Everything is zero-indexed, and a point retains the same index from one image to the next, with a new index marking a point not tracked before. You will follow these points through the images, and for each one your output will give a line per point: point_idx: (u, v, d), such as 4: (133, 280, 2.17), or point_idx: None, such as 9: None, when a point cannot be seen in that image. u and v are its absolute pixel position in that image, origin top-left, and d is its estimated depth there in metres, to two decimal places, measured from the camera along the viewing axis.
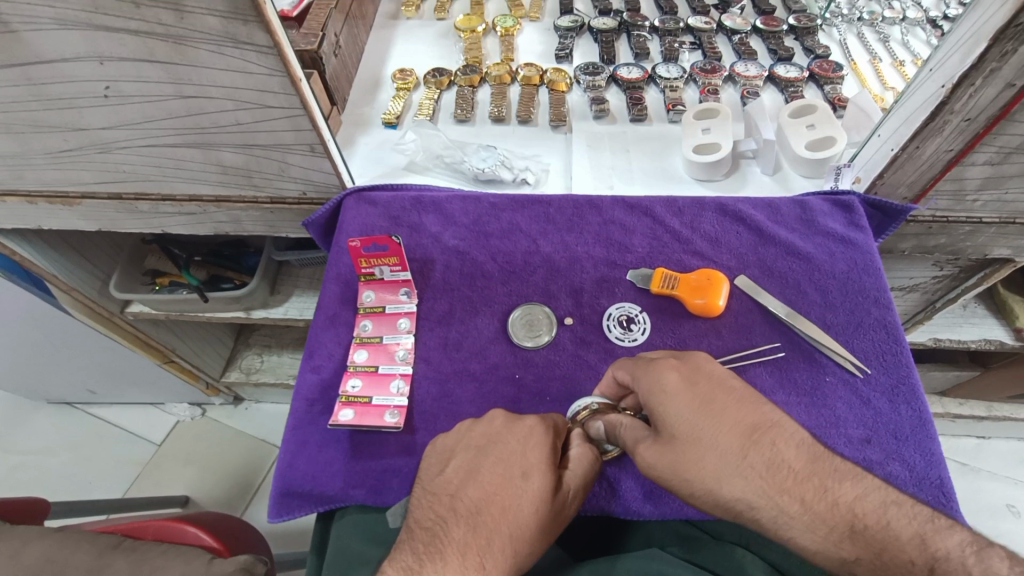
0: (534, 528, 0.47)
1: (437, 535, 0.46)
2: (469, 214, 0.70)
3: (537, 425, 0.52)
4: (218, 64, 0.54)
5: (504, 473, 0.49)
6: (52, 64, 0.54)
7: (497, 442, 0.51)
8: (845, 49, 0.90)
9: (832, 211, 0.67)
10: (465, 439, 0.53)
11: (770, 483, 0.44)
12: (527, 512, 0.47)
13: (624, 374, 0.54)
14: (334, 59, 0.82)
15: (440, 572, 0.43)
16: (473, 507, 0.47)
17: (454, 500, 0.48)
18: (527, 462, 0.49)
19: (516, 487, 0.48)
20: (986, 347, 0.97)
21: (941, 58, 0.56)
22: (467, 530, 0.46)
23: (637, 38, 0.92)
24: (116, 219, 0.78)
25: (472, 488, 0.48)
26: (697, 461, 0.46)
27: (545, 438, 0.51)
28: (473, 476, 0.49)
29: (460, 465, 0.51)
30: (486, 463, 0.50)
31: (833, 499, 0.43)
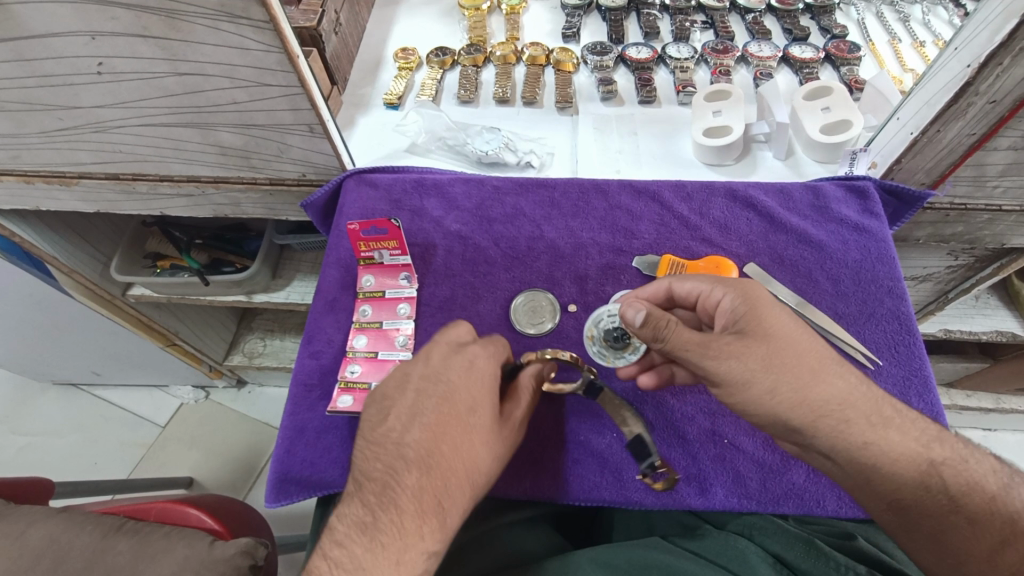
0: (487, 459, 0.48)
1: (387, 486, 0.45)
2: (472, 198, 0.68)
3: (477, 359, 0.51)
4: (212, 40, 0.52)
5: (450, 414, 0.48)
6: (41, 39, 0.53)
7: (436, 379, 0.50)
8: (863, 28, 0.87)
9: (846, 198, 0.65)
10: (405, 376, 0.51)
11: (840, 407, 0.46)
12: (477, 449, 0.47)
13: (693, 285, 0.54)
14: (334, 37, 0.80)
15: (395, 521, 0.44)
16: (420, 452, 0.46)
17: (400, 446, 0.46)
18: (472, 399, 0.49)
19: (464, 427, 0.48)
20: (998, 338, 0.95)
21: (966, 37, 0.53)
22: (422, 476, 0.45)
23: (647, 16, 0.89)
24: (114, 200, 0.76)
25: (416, 433, 0.47)
26: (777, 363, 0.47)
27: (485, 373, 0.51)
28: (417, 419, 0.48)
29: (402, 408, 0.48)
30: (427, 404, 0.48)
31: (895, 428, 0.46)
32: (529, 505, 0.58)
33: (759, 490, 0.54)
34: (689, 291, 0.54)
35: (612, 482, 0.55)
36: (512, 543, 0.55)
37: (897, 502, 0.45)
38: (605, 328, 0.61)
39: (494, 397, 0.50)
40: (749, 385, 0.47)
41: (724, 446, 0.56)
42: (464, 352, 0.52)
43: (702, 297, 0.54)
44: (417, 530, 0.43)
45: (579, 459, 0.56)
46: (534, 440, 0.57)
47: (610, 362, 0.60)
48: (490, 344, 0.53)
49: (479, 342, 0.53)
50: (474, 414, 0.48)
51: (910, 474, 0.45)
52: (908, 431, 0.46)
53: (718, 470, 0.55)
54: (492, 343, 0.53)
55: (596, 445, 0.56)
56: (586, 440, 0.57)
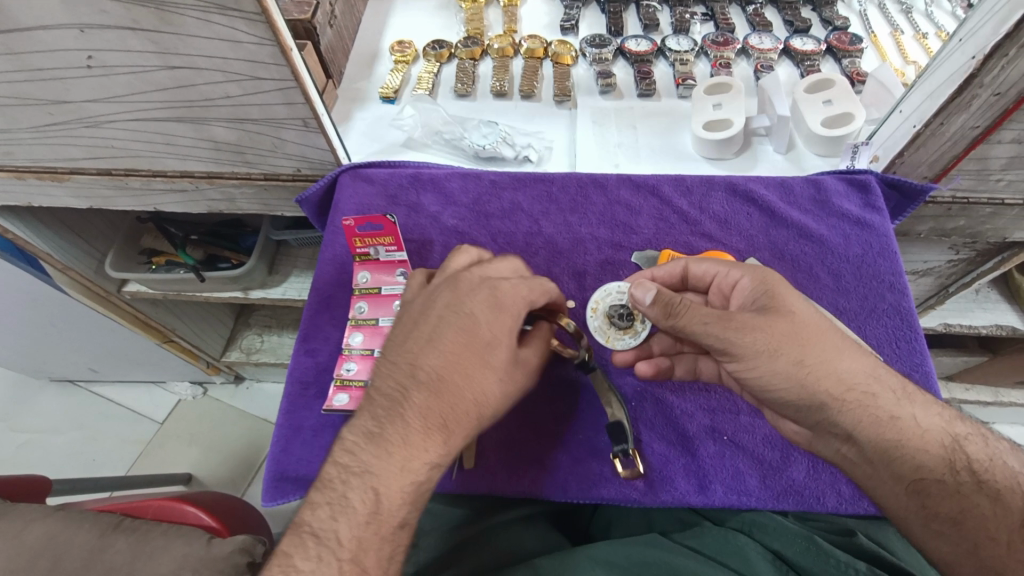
0: (497, 394, 0.47)
1: (397, 401, 0.45)
2: (469, 193, 0.68)
3: (508, 294, 0.49)
4: (204, 32, 0.51)
5: (469, 344, 0.47)
6: (30, 32, 0.52)
7: (461, 311, 0.48)
8: (864, 20, 0.86)
9: (848, 192, 0.64)
10: (431, 304, 0.50)
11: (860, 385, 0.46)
12: (489, 382, 0.46)
13: (707, 268, 0.55)
14: (329, 30, 0.79)
15: (401, 434, 0.44)
16: (434, 375, 0.46)
17: (414, 367, 0.46)
18: (491, 334, 0.47)
19: (480, 360, 0.46)
20: (998, 332, 0.94)
21: (972, 28, 0.52)
22: (430, 397, 0.45)
23: (646, 8, 0.88)
24: (108, 196, 0.75)
25: (432, 356, 0.46)
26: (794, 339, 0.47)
27: (514, 308, 0.49)
28: (435, 344, 0.47)
29: (421, 332, 0.48)
30: (448, 332, 0.47)
31: (916, 413, 0.46)
32: (527, 503, 0.58)
33: (758, 487, 0.53)
34: (705, 272, 0.55)
35: (611, 480, 0.54)
36: (508, 543, 0.54)
37: (918, 483, 0.44)
38: (612, 304, 0.61)
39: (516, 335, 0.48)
40: (774, 355, 0.46)
41: (724, 443, 0.55)
42: (493, 286, 0.49)
43: (717, 278, 0.55)
44: (420, 443, 0.44)
45: (578, 458, 0.55)
46: (532, 437, 0.56)
47: (608, 342, 0.60)
48: (525, 284, 0.50)
49: (514, 279, 0.50)
50: (492, 348, 0.47)
51: (932, 458, 0.44)
52: (921, 419, 0.45)
53: (718, 467, 0.54)
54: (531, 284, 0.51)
55: (595, 443, 0.56)
56: (584, 438, 0.56)
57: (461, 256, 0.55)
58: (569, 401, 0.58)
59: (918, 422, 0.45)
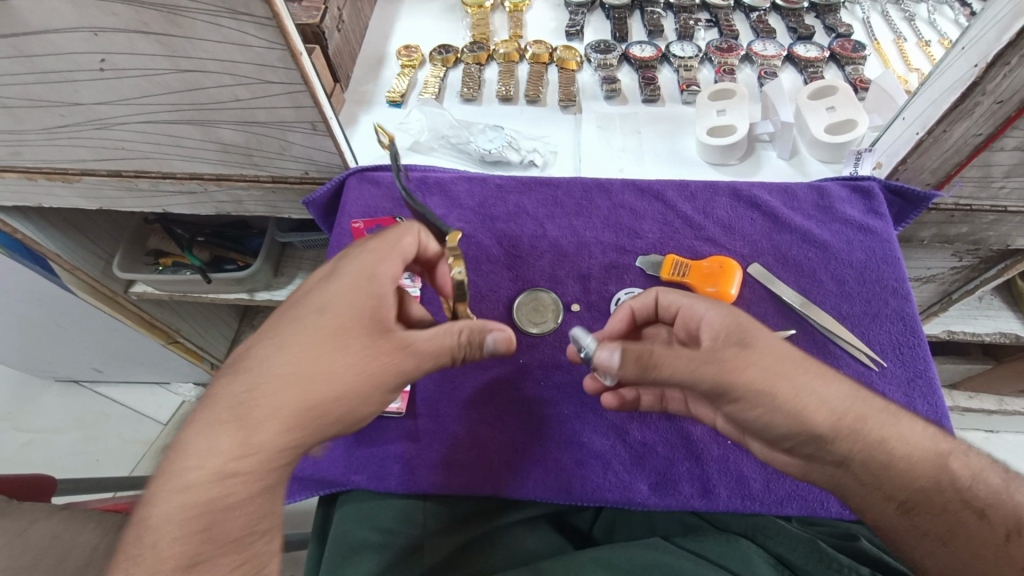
0: (332, 368, 0.42)
1: (218, 390, 0.40)
2: (475, 196, 0.68)
3: (360, 268, 0.46)
4: (215, 36, 0.52)
5: (314, 323, 0.43)
6: (43, 35, 0.52)
7: (315, 293, 0.45)
8: (868, 28, 0.86)
9: (851, 198, 0.65)
10: (293, 296, 0.46)
11: (860, 411, 0.44)
12: (338, 361, 0.42)
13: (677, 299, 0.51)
14: (337, 34, 0.80)
15: (207, 428, 0.38)
16: (266, 360, 0.41)
17: (241, 356, 0.42)
18: (331, 302, 0.44)
19: (325, 340, 0.42)
20: (1002, 339, 0.94)
21: (973, 36, 0.53)
22: (237, 380, 0.41)
23: (651, 15, 0.89)
24: (117, 197, 0.76)
25: (259, 342, 0.42)
26: (792, 372, 0.44)
27: (363, 284, 0.45)
28: (274, 325, 0.43)
29: (272, 318, 0.45)
30: (295, 315, 0.44)
31: (902, 433, 0.44)
32: (531, 504, 0.58)
33: (763, 491, 0.53)
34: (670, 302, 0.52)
35: (616, 484, 0.54)
36: (511, 545, 0.54)
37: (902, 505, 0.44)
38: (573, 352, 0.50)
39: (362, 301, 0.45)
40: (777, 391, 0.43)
41: (729, 447, 0.55)
42: (351, 257, 0.47)
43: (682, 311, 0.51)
44: (226, 459, 0.38)
45: (582, 460, 0.55)
46: (536, 440, 0.57)
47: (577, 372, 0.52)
48: (375, 243, 0.48)
49: (370, 244, 0.48)
50: (343, 329, 0.43)
51: (916, 483, 0.44)
52: (909, 437, 0.44)
53: (721, 471, 0.54)
54: (379, 246, 0.48)
55: (599, 446, 0.56)
56: (588, 440, 0.56)
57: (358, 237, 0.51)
58: (574, 404, 0.58)
59: (909, 446, 0.44)
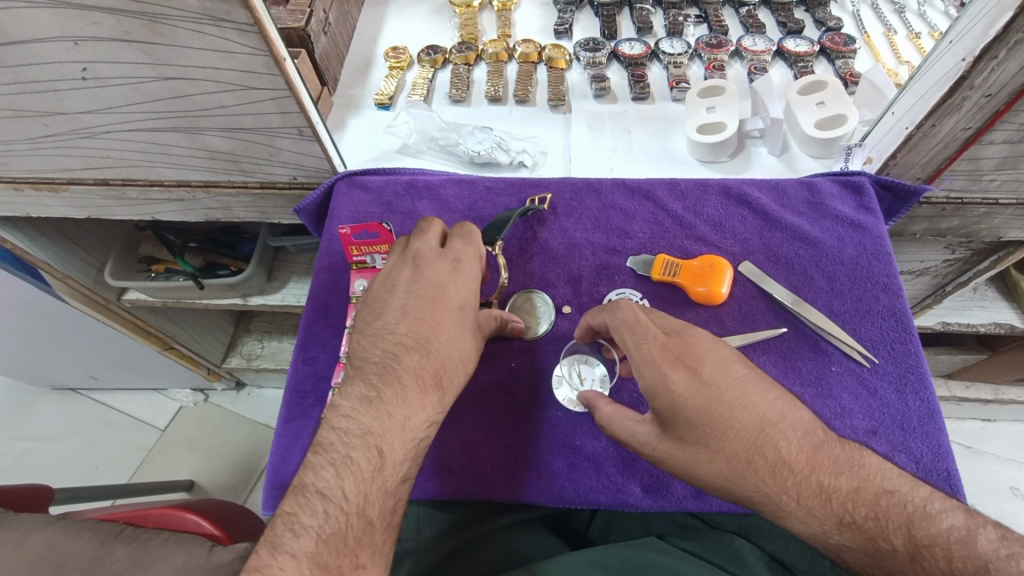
0: (471, 347, 0.52)
1: (388, 364, 0.48)
2: (464, 199, 0.68)
3: (463, 260, 0.54)
4: (197, 44, 0.52)
5: (440, 308, 0.51)
6: (24, 45, 0.52)
7: (424, 280, 0.52)
8: (858, 21, 0.86)
9: (842, 194, 0.65)
10: (393, 284, 0.53)
11: (780, 480, 0.44)
12: (466, 340, 0.51)
13: (619, 342, 0.50)
14: (324, 38, 0.79)
15: (399, 394, 0.47)
16: (419, 337, 0.49)
17: (395, 337, 0.50)
18: (460, 297, 0.52)
19: (456, 321, 0.51)
20: (996, 330, 0.94)
21: (961, 30, 0.53)
22: (419, 357, 0.49)
23: (639, 11, 0.89)
24: (106, 206, 0.76)
25: (415, 324, 0.50)
26: (709, 456, 0.45)
27: (470, 274, 0.54)
28: (410, 312, 0.51)
29: (395, 306, 0.51)
30: (419, 301, 0.51)
31: (815, 500, 0.43)
32: (525, 508, 0.58)
33: None
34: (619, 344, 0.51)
35: (609, 486, 0.54)
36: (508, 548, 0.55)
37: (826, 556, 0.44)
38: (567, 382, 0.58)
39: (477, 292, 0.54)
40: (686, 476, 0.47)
41: None
42: (449, 253, 0.54)
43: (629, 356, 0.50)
44: (402, 441, 0.47)
45: (575, 463, 0.55)
46: (529, 444, 0.56)
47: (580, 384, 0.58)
48: (467, 244, 0.56)
49: (458, 242, 0.55)
50: (464, 311, 0.52)
51: (834, 543, 0.43)
52: (820, 514, 0.43)
53: None
54: (472, 244, 0.56)
55: (591, 449, 0.56)
56: (581, 443, 0.56)
57: (435, 226, 0.56)
58: (566, 407, 0.57)
59: (817, 524, 0.43)
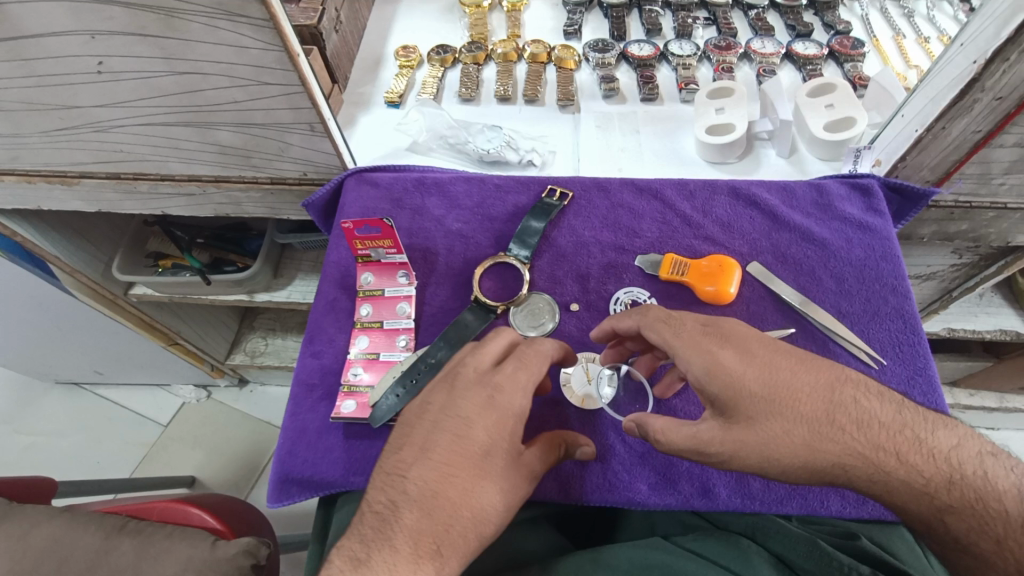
0: (496, 504, 0.44)
1: (390, 518, 0.42)
2: (473, 197, 0.68)
3: (504, 389, 0.48)
4: (211, 38, 0.52)
5: (463, 453, 0.44)
6: (39, 38, 0.52)
7: (454, 413, 0.46)
8: (866, 25, 0.86)
9: (850, 195, 0.65)
10: (424, 410, 0.47)
11: (868, 440, 0.43)
12: (484, 493, 0.44)
13: (652, 337, 0.49)
14: (335, 35, 0.80)
15: (388, 563, 0.39)
16: (429, 491, 0.42)
17: (406, 481, 0.43)
18: (490, 441, 0.45)
19: (475, 470, 0.44)
20: (1002, 337, 0.94)
21: (973, 32, 0.53)
22: (424, 516, 0.42)
23: (649, 13, 0.89)
24: (114, 200, 0.76)
25: (430, 472, 0.43)
26: (787, 424, 0.43)
27: (509, 408, 0.47)
28: (428, 454, 0.44)
29: (416, 441, 0.45)
30: (440, 438, 0.45)
31: (915, 459, 0.42)
32: (529, 505, 0.58)
33: (762, 490, 0.53)
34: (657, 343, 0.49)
35: (616, 484, 0.54)
36: (514, 543, 0.55)
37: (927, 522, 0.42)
38: (580, 381, 0.58)
39: (516, 437, 0.47)
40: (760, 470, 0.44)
41: None
42: (490, 384, 0.48)
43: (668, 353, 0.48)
44: None
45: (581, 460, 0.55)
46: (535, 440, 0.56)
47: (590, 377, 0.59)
48: (520, 369, 0.49)
49: (507, 367, 0.49)
50: (489, 458, 0.45)
51: (942, 503, 0.41)
52: (921, 470, 0.42)
53: (722, 471, 0.54)
54: (522, 368, 0.49)
55: (598, 447, 0.56)
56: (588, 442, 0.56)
57: (494, 341, 0.51)
58: (573, 406, 0.57)
59: (915, 483, 0.42)
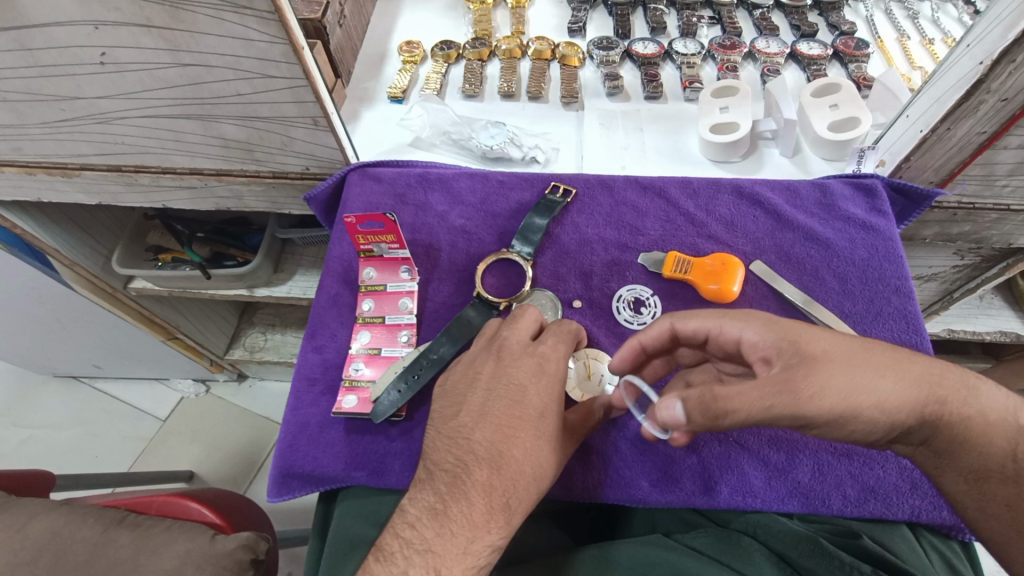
0: (552, 460, 0.47)
1: (460, 476, 0.45)
2: (476, 192, 0.68)
3: (550, 358, 0.50)
4: (216, 31, 0.52)
5: (519, 416, 0.47)
6: (41, 28, 0.52)
7: (506, 380, 0.49)
8: (871, 26, 0.86)
9: (854, 196, 0.64)
10: (475, 377, 0.50)
11: (930, 394, 0.43)
12: (543, 451, 0.47)
13: (695, 322, 0.48)
14: (338, 30, 0.80)
15: (465, 512, 0.43)
16: (494, 450, 0.45)
17: (470, 442, 0.46)
18: (542, 405, 0.48)
19: (534, 431, 0.47)
20: (1002, 339, 0.94)
21: (980, 33, 0.53)
22: (492, 473, 0.45)
23: (653, 12, 0.89)
24: (116, 192, 0.76)
25: (492, 433, 0.46)
26: (865, 363, 0.42)
27: (556, 374, 0.50)
28: (486, 417, 0.47)
29: (472, 406, 0.48)
30: (498, 404, 0.47)
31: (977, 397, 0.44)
32: None
33: (763, 488, 0.53)
34: (696, 329, 0.49)
35: (617, 480, 0.54)
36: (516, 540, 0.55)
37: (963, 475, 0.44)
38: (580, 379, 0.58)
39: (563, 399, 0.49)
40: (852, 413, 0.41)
41: (729, 444, 0.55)
42: (537, 354, 0.50)
43: (712, 335, 0.48)
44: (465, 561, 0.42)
45: (583, 457, 0.55)
46: None
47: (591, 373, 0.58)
48: (559, 342, 0.52)
49: (550, 338, 0.52)
50: (544, 419, 0.48)
51: (993, 434, 0.44)
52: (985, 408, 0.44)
53: (723, 468, 0.54)
54: (564, 340, 0.52)
55: (600, 445, 0.56)
56: (592, 441, 0.56)
57: (526, 316, 0.53)
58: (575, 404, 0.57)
59: (983, 417, 0.44)
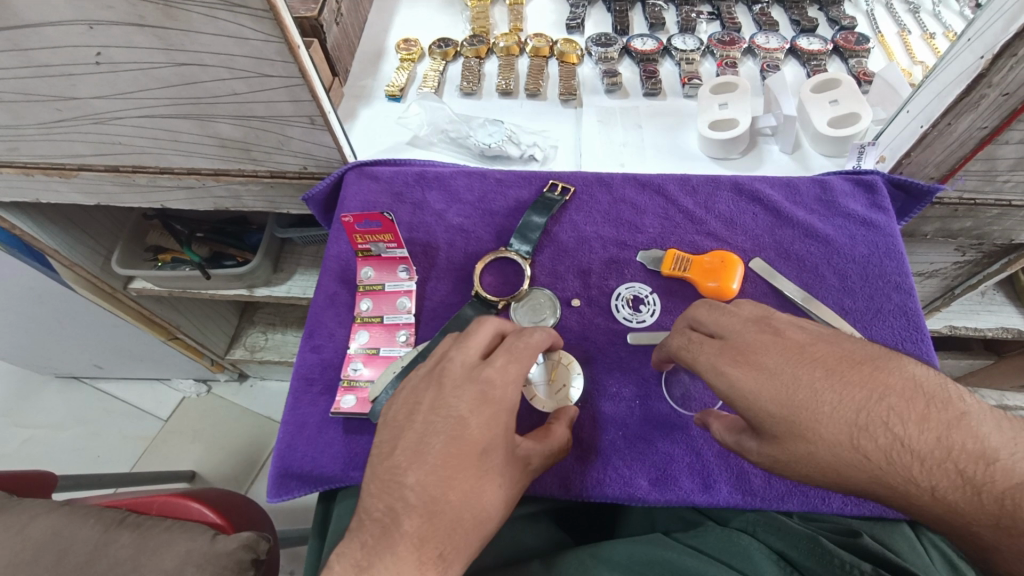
0: (495, 500, 0.45)
1: (389, 527, 0.43)
2: (474, 190, 0.68)
3: (496, 383, 0.47)
4: (210, 30, 0.52)
5: (457, 455, 0.44)
6: (34, 28, 0.52)
7: (446, 413, 0.46)
8: (871, 20, 0.85)
9: (854, 192, 0.64)
10: (415, 409, 0.48)
11: (850, 457, 0.40)
12: (483, 492, 0.44)
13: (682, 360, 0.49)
14: (335, 27, 0.79)
15: (391, 568, 0.41)
16: (427, 497, 0.43)
17: (403, 487, 0.43)
18: (483, 441, 0.45)
19: (473, 470, 0.44)
20: (1003, 335, 0.94)
21: (981, 27, 0.52)
22: (423, 522, 0.43)
23: (652, 8, 0.88)
24: (114, 193, 0.76)
25: (427, 477, 0.43)
26: (789, 434, 0.42)
27: (504, 402, 0.47)
28: (422, 457, 0.44)
29: (409, 443, 0.45)
30: (435, 442, 0.45)
31: (926, 449, 0.38)
32: (530, 500, 0.58)
33: (764, 487, 0.53)
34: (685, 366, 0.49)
35: (616, 478, 0.54)
36: (515, 540, 0.55)
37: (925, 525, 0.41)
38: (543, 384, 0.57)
39: (508, 429, 0.47)
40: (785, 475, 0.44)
41: None
42: (481, 383, 0.47)
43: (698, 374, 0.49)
44: None
45: (582, 455, 0.55)
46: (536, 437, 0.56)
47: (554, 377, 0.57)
48: (511, 363, 0.49)
49: (496, 364, 0.49)
50: (486, 456, 0.45)
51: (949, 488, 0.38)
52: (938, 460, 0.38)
53: (723, 466, 0.54)
54: (516, 362, 0.49)
55: (600, 443, 0.55)
56: (591, 439, 0.56)
57: (478, 335, 0.51)
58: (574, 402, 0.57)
59: (932, 474, 0.38)
